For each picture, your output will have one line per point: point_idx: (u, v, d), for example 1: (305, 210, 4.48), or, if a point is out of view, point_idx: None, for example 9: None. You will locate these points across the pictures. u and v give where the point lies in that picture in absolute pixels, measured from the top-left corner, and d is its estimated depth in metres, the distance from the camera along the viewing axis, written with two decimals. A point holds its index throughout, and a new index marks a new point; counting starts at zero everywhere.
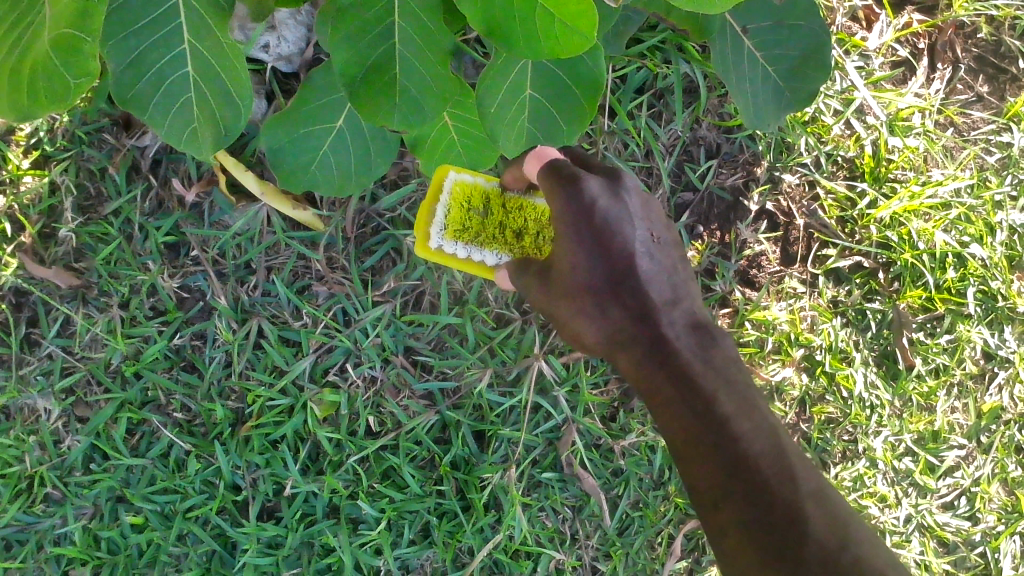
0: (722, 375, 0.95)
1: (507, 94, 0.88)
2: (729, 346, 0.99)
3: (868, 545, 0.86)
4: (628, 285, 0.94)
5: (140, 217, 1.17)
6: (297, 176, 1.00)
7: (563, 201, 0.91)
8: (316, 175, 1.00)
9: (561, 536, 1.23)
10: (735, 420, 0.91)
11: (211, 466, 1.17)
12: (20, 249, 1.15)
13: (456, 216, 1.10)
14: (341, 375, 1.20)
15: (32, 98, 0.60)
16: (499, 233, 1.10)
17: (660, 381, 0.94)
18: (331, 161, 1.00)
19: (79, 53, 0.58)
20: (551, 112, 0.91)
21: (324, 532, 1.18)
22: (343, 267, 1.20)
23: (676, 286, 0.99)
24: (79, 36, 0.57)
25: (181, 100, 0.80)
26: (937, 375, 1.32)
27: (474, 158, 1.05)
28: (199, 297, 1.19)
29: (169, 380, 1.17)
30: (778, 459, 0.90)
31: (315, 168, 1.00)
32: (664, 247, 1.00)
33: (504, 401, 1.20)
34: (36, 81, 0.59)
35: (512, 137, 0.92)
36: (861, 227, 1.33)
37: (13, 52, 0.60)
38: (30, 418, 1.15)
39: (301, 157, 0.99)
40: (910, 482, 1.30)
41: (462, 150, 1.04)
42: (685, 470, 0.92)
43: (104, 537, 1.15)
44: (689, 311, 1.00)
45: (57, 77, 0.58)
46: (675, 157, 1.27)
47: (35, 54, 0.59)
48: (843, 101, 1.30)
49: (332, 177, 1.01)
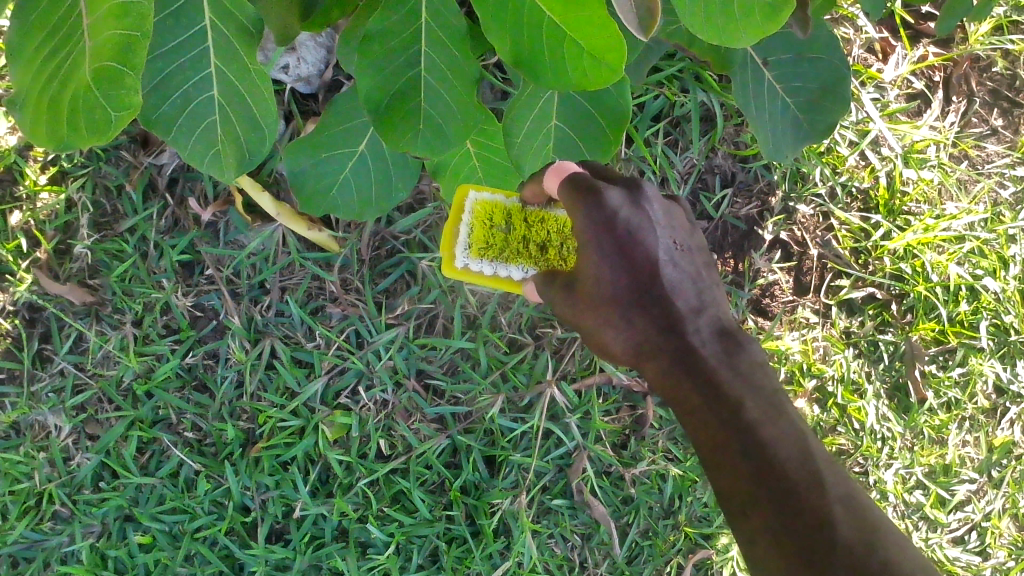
0: (746, 381, 0.95)
1: (535, 122, 0.89)
2: (755, 352, 0.99)
3: (898, 549, 0.83)
4: (651, 293, 0.94)
5: (156, 235, 1.17)
6: (318, 198, 1.00)
7: (584, 212, 0.88)
8: (337, 198, 1.00)
9: (570, 564, 1.22)
10: (760, 426, 0.90)
11: (220, 487, 1.16)
12: (35, 265, 1.15)
13: (479, 233, 1.02)
14: (352, 397, 1.19)
15: (70, 129, 0.60)
16: (524, 245, 1.01)
17: (686, 389, 0.94)
18: (352, 185, 1.00)
19: (119, 86, 0.57)
20: (575, 142, 0.91)
21: (332, 555, 1.18)
22: (357, 289, 1.20)
23: (701, 294, 0.98)
24: (120, 70, 0.56)
25: (205, 122, 0.80)
26: (949, 408, 1.32)
27: (493, 183, 1.05)
28: (212, 316, 1.19)
29: (180, 400, 1.16)
30: (806, 464, 0.88)
31: (336, 191, 1.00)
32: (687, 255, 0.99)
33: (516, 427, 1.20)
34: (75, 112, 0.59)
35: (533, 162, 0.93)
36: (875, 259, 1.33)
37: (55, 81, 0.60)
38: (40, 435, 1.15)
39: (323, 180, 0.99)
40: (920, 515, 1.29)
41: (483, 176, 1.04)
42: (713, 477, 0.91)
43: (112, 556, 1.15)
44: (714, 318, 0.99)
45: (96, 110, 0.58)
46: (691, 185, 1.27)
47: (74, 85, 0.58)
48: (858, 133, 1.30)
49: (352, 202, 1.01)
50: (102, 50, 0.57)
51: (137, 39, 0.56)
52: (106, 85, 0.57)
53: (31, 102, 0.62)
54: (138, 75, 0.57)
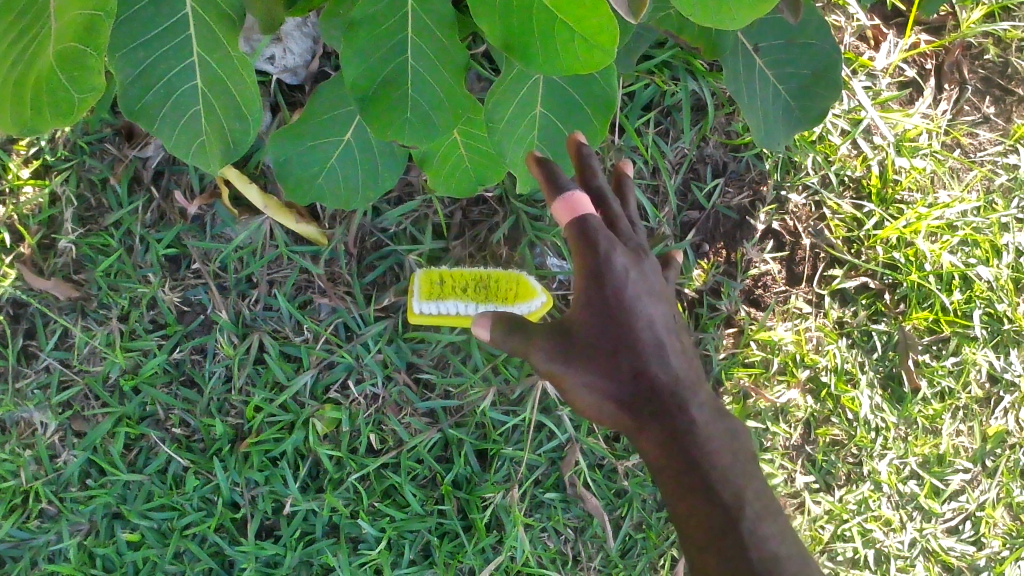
0: (747, 477, 0.88)
1: (519, 110, 0.88)
2: (745, 440, 0.93)
3: None
4: (647, 354, 0.88)
5: (141, 229, 1.15)
6: (303, 188, 0.98)
7: (595, 261, 0.87)
8: (322, 185, 0.99)
9: (563, 558, 1.22)
10: (756, 522, 0.85)
11: (209, 483, 1.15)
12: (18, 260, 1.14)
13: (429, 289, 1.14)
14: (342, 392, 1.18)
15: (35, 116, 0.59)
16: (462, 291, 1.14)
17: (674, 466, 0.87)
18: (338, 173, 0.98)
19: (86, 67, 0.57)
20: (562, 129, 0.90)
21: (323, 551, 1.17)
22: (346, 282, 1.18)
23: (695, 375, 0.93)
24: (86, 52, 0.57)
25: (189, 112, 0.79)
26: (943, 398, 1.31)
27: (480, 174, 1.01)
28: (200, 310, 1.18)
29: (168, 395, 1.15)
30: (793, 557, 0.86)
31: (322, 179, 0.98)
32: (682, 344, 0.94)
33: (507, 420, 1.19)
34: (39, 98, 0.59)
35: (522, 157, 0.92)
36: (867, 248, 1.32)
37: (15, 70, 0.59)
38: (26, 432, 1.14)
39: (308, 168, 0.97)
40: (914, 505, 1.29)
41: (471, 170, 1.00)
42: (686, 548, 0.88)
43: (100, 554, 1.13)
44: (710, 398, 0.93)
45: (61, 95, 0.58)
46: (682, 175, 1.26)
47: (37, 71, 0.58)
48: (850, 121, 1.30)
49: (338, 190, 1.00)
50: (68, 32, 0.57)
51: (102, 20, 0.57)
52: (71, 67, 0.57)
53: None
54: (102, 56, 0.57)
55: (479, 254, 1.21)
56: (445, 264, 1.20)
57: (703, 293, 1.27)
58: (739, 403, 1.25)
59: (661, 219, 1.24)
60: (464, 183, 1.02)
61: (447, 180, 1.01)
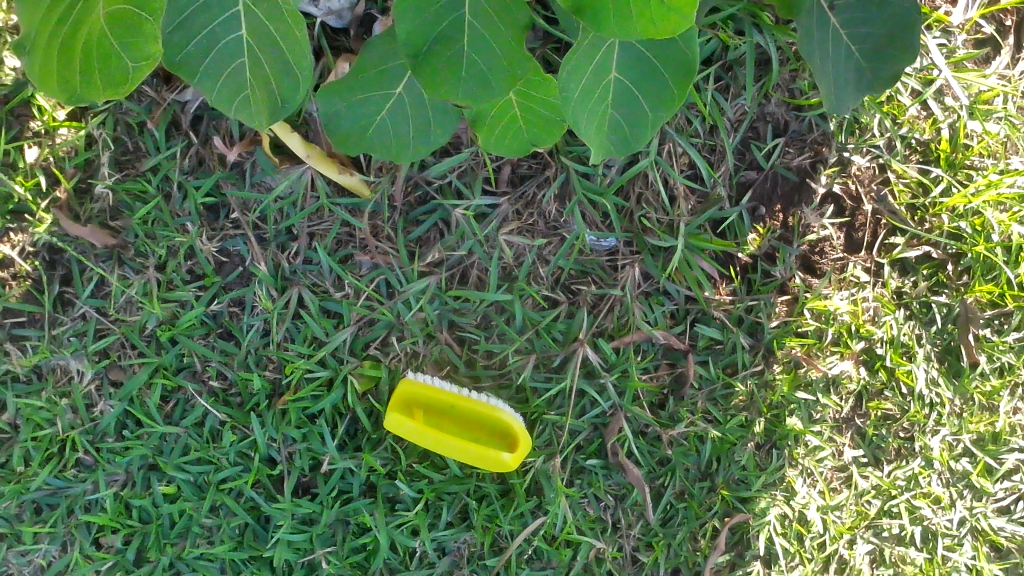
0: None
1: (590, 79, 0.83)
2: None
3: None
4: None
5: (179, 176, 1.11)
6: (351, 140, 0.94)
7: None
8: (370, 139, 0.93)
9: (602, 525, 1.20)
10: None
11: (246, 438, 1.14)
12: (55, 205, 1.10)
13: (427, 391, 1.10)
14: (382, 348, 1.16)
15: (85, 74, 0.78)
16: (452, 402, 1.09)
17: None
18: (388, 128, 0.93)
19: (135, 35, 0.75)
20: (638, 99, 0.84)
21: (360, 510, 1.16)
22: (389, 237, 1.14)
23: None
24: (140, 17, 0.74)
25: (235, 64, 0.80)
26: (1002, 373, 1.26)
27: (538, 135, 0.95)
28: (239, 262, 1.14)
29: (205, 348, 1.13)
30: None
31: (370, 132, 0.93)
32: None
33: (549, 387, 1.17)
34: (91, 57, 0.77)
35: (591, 123, 0.86)
36: (931, 216, 1.24)
37: (64, 31, 0.77)
38: (62, 380, 1.12)
39: (356, 120, 0.92)
40: (966, 483, 1.26)
41: (530, 132, 0.95)
42: None
43: (136, 505, 1.14)
44: None
45: (115, 60, 0.76)
46: (741, 134, 1.19)
47: (90, 32, 0.76)
48: (921, 80, 1.20)
49: (388, 144, 0.93)
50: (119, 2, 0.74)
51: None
52: (125, 33, 0.75)
53: (41, 50, 0.79)
54: (151, 18, 0.74)
55: (526, 211, 1.16)
56: (491, 220, 1.15)
57: (757, 258, 1.22)
58: (789, 373, 1.22)
59: (717, 180, 1.18)
60: (520, 143, 0.97)
61: (503, 138, 0.95)
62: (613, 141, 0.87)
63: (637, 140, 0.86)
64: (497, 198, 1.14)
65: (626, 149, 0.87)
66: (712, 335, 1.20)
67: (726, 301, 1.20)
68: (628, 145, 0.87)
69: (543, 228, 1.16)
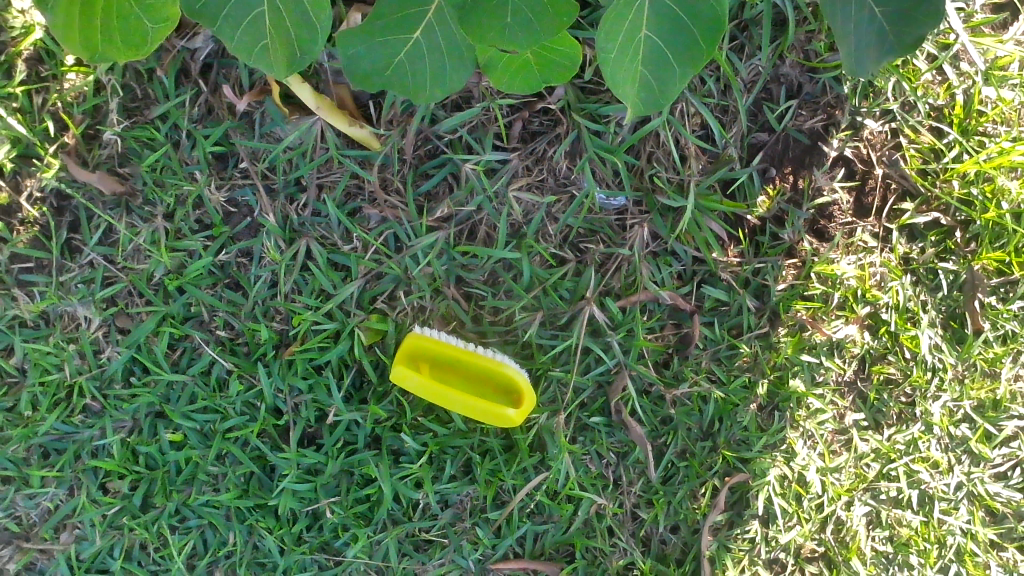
0: None
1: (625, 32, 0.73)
2: None
3: None
4: None
5: (188, 124, 1.10)
6: (369, 79, 0.85)
7: None
8: (391, 80, 0.85)
9: (603, 482, 1.22)
10: None
11: (252, 388, 1.15)
12: (63, 150, 1.10)
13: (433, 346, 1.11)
14: (389, 302, 1.16)
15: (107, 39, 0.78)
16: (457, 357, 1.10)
17: None
18: (407, 68, 0.84)
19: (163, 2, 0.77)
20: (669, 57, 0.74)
21: (365, 461, 1.17)
22: (398, 190, 1.14)
23: None
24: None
25: (252, 14, 0.75)
26: (1005, 341, 1.26)
27: (548, 78, 0.99)
28: (247, 213, 1.14)
29: (212, 298, 1.13)
30: None
31: (390, 74, 0.85)
32: None
33: (555, 344, 1.17)
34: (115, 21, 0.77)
35: (620, 83, 0.76)
36: (942, 181, 1.24)
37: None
38: (70, 326, 1.13)
39: (375, 61, 0.84)
40: (965, 449, 1.27)
41: (540, 74, 0.98)
42: None
43: (143, 452, 1.15)
44: None
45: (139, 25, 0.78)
46: (754, 94, 1.18)
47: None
48: (938, 46, 1.20)
49: (408, 83, 0.86)
50: None
51: None
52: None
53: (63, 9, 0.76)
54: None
55: (537, 167, 1.15)
56: (501, 176, 1.14)
57: (766, 220, 1.22)
58: (794, 336, 1.22)
59: (729, 141, 1.17)
60: (528, 82, 0.99)
61: (512, 82, 0.99)
62: (646, 100, 0.77)
63: (670, 98, 0.77)
64: (508, 153, 1.14)
65: (659, 107, 0.78)
66: (719, 297, 1.20)
67: (733, 263, 1.20)
68: (661, 103, 0.78)
69: (552, 185, 1.16)
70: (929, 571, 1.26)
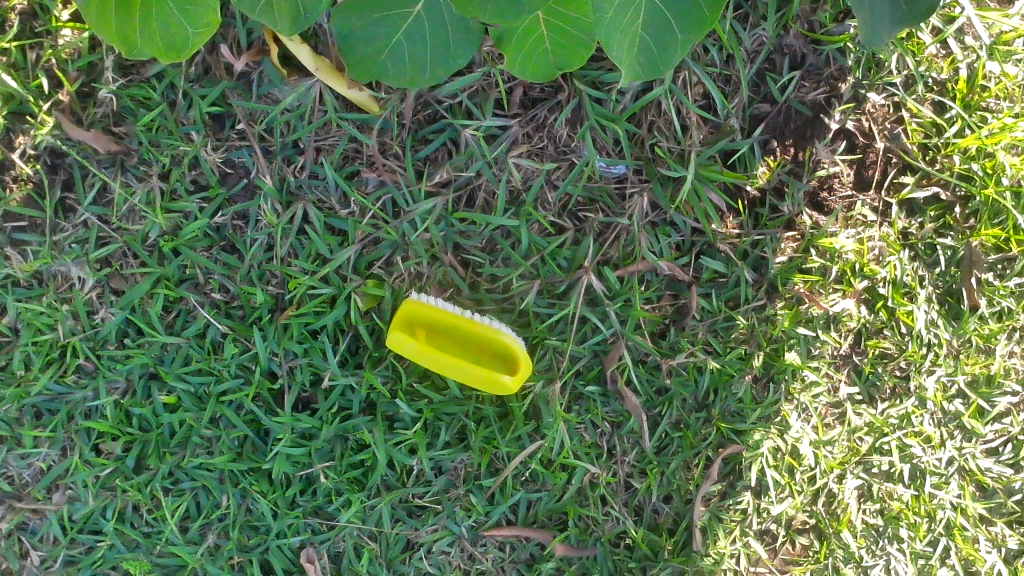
0: None
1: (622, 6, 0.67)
2: None
3: None
4: None
5: (185, 84, 1.09)
6: (365, 65, 0.84)
7: None
8: (385, 62, 0.84)
9: (598, 451, 1.22)
10: None
11: (248, 351, 1.14)
12: (57, 107, 1.08)
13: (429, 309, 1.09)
14: (386, 268, 1.15)
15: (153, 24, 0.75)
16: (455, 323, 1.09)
17: None
18: (406, 49, 0.83)
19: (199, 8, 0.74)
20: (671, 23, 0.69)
21: (359, 427, 1.17)
22: (396, 155, 1.13)
23: None
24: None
25: None
26: (1000, 318, 1.26)
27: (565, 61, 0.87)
28: (243, 174, 1.12)
29: (208, 260, 1.12)
30: None
31: (386, 55, 0.83)
32: None
33: (551, 313, 1.17)
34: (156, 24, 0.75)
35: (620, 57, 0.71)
36: (943, 156, 1.23)
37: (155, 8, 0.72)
38: (63, 286, 1.12)
39: (371, 45, 0.82)
40: (957, 424, 1.27)
41: (555, 56, 0.87)
42: None
43: (137, 414, 1.14)
44: None
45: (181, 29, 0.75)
46: (757, 65, 1.17)
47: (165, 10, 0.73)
48: (943, 18, 1.18)
49: (404, 67, 0.85)
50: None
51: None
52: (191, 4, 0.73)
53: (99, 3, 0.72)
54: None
55: (537, 134, 1.14)
56: (501, 143, 1.13)
57: (765, 192, 1.21)
58: (791, 309, 1.22)
59: (730, 112, 1.16)
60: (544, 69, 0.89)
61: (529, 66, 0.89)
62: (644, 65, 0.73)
63: (668, 63, 0.72)
64: (508, 119, 1.12)
65: (658, 71, 0.73)
66: (717, 268, 1.19)
67: (732, 234, 1.20)
68: (658, 64, 0.73)
69: (552, 152, 1.15)
70: (919, 544, 1.28)
